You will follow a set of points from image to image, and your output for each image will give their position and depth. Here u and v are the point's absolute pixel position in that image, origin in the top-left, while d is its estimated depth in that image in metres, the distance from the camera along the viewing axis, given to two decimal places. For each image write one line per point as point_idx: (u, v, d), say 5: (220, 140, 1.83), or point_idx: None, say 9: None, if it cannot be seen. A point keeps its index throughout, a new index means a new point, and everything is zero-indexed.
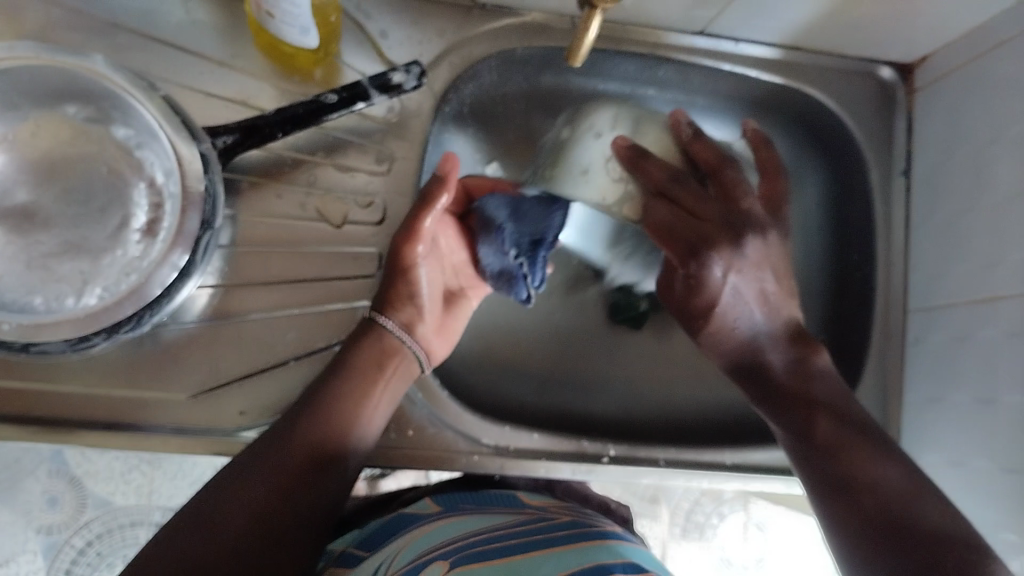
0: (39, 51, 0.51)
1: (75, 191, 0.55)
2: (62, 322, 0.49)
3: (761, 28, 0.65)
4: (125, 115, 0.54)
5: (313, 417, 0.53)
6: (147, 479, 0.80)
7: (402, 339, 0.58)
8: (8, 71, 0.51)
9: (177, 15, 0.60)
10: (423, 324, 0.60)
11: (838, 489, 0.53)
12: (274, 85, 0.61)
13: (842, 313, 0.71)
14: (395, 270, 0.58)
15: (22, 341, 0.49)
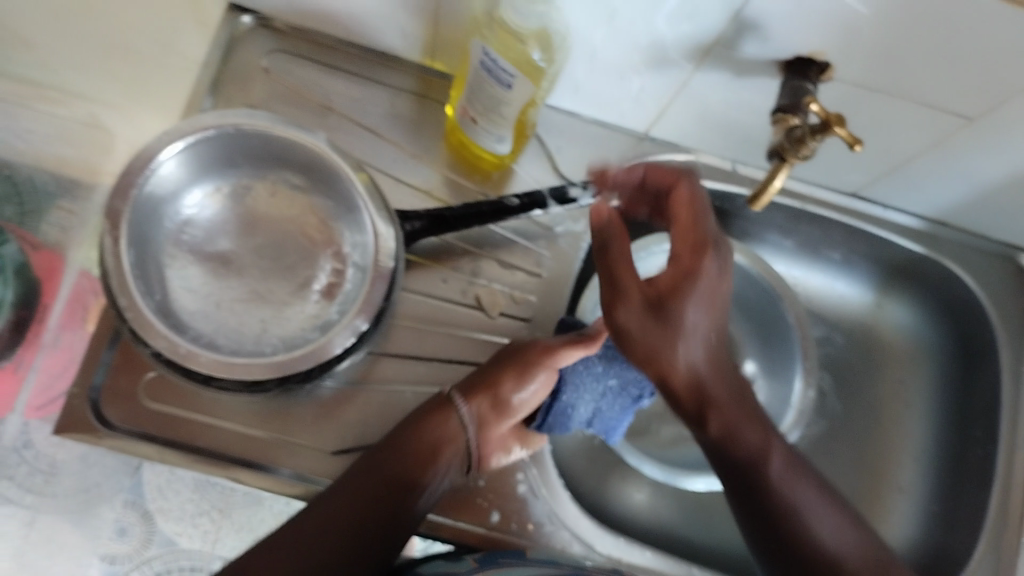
0: (274, 121, 0.58)
1: (270, 247, 0.61)
2: (252, 365, 0.54)
3: (913, 200, 0.69)
4: (329, 188, 0.61)
5: (417, 450, 0.56)
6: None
7: (464, 429, 0.58)
8: (243, 134, 0.58)
9: (382, 106, 0.66)
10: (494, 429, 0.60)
11: (776, 553, 0.55)
12: (455, 180, 0.66)
13: (961, 487, 0.71)
14: (507, 363, 0.60)
15: (209, 374, 0.53)
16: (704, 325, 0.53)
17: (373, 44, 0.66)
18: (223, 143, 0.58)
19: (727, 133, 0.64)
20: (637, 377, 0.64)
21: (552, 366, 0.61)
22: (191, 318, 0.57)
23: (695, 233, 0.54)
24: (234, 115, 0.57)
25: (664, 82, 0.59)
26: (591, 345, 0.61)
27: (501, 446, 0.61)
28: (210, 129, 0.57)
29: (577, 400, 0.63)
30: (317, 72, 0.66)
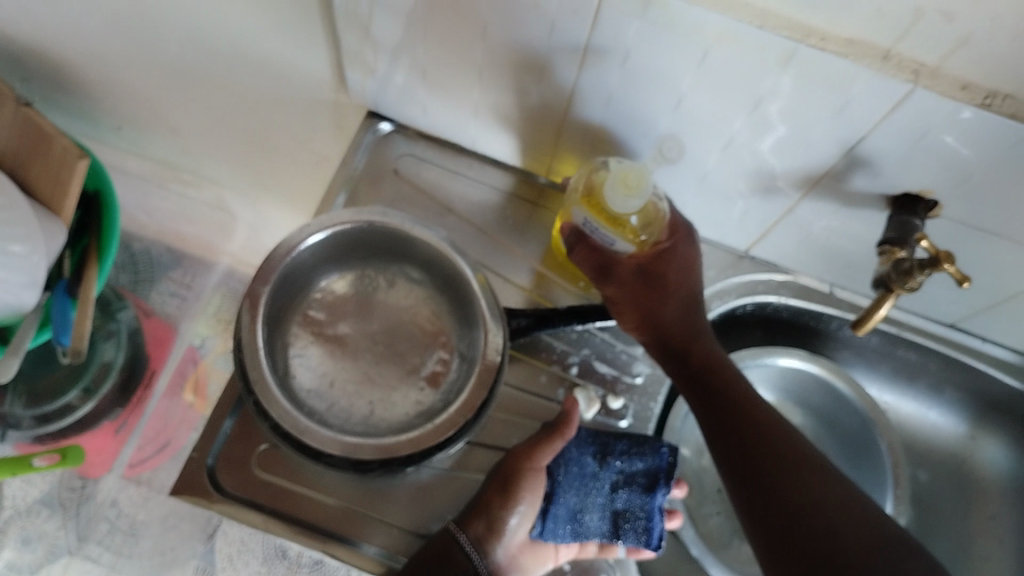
0: (406, 220, 0.62)
1: (386, 334, 0.65)
2: (363, 446, 0.56)
3: (1013, 336, 0.69)
4: (449, 287, 0.65)
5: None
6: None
7: (470, 556, 0.56)
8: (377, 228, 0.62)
9: (497, 210, 0.71)
10: (497, 547, 0.58)
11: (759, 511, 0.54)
12: (559, 282, 0.69)
13: None
14: (491, 481, 0.59)
15: (317, 449, 0.55)
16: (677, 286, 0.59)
17: (494, 154, 0.71)
18: (355, 234, 0.63)
19: (828, 257, 0.66)
20: (640, 467, 0.61)
21: (535, 470, 0.59)
22: (308, 392, 0.61)
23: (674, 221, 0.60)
24: (370, 213, 0.62)
25: (770, 207, 0.62)
26: (565, 433, 0.60)
27: (514, 565, 0.59)
28: (348, 223, 0.62)
29: (583, 503, 0.60)
30: (441, 176, 0.71)
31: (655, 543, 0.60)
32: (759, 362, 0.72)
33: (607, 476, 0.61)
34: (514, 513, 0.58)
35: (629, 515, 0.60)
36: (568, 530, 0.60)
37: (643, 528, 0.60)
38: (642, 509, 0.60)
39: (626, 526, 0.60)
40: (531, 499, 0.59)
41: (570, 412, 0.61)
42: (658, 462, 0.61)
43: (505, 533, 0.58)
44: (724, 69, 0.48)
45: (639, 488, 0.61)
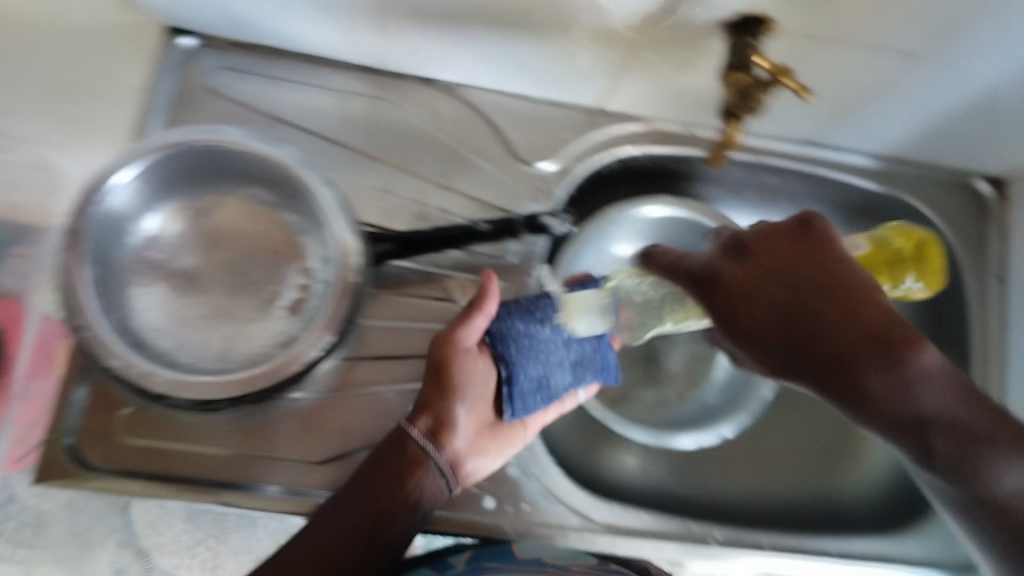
0: (242, 139, 0.57)
1: (236, 263, 0.60)
2: (207, 383, 0.53)
3: (867, 141, 0.70)
4: (297, 204, 0.60)
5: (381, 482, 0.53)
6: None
7: (425, 450, 0.54)
8: (211, 150, 0.56)
9: (329, 109, 0.65)
10: (452, 439, 0.56)
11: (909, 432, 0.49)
12: (411, 175, 0.65)
13: None
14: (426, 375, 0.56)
15: (163, 395, 0.52)
16: (810, 295, 0.50)
17: (316, 52, 0.64)
18: (184, 158, 0.57)
19: (680, 97, 0.64)
20: (587, 317, 0.60)
21: (466, 354, 0.56)
22: (157, 336, 0.56)
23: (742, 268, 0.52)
24: (201, 133, 0.56)
25: (610, 55, 0.59)
26: (483, 309, 0.56)
27: (476, 448, 0.59)
28: (177, 145, 0.55)
29: (547, 370, 0.58)
30: (262, 85, 0.65)
31: (612, 373, 0.62)
32: (625, 217, 0.71)
33: (560, 333, 0.58)
34: (460, 405, 0.56)
35: (586, 361, 0.60)
36: (535, 398, 0.59)
37: (599, 364, 0.61)
38: (595, 350, 0.61)
39: (591, 370, 0.61)
40: (473, 384, 0.56)
41: (488, 287, 0.57)
42: (599, 302, 0.60)
43: (456, 425, 0.56)
44: None
45: (586, 330, 0.60)
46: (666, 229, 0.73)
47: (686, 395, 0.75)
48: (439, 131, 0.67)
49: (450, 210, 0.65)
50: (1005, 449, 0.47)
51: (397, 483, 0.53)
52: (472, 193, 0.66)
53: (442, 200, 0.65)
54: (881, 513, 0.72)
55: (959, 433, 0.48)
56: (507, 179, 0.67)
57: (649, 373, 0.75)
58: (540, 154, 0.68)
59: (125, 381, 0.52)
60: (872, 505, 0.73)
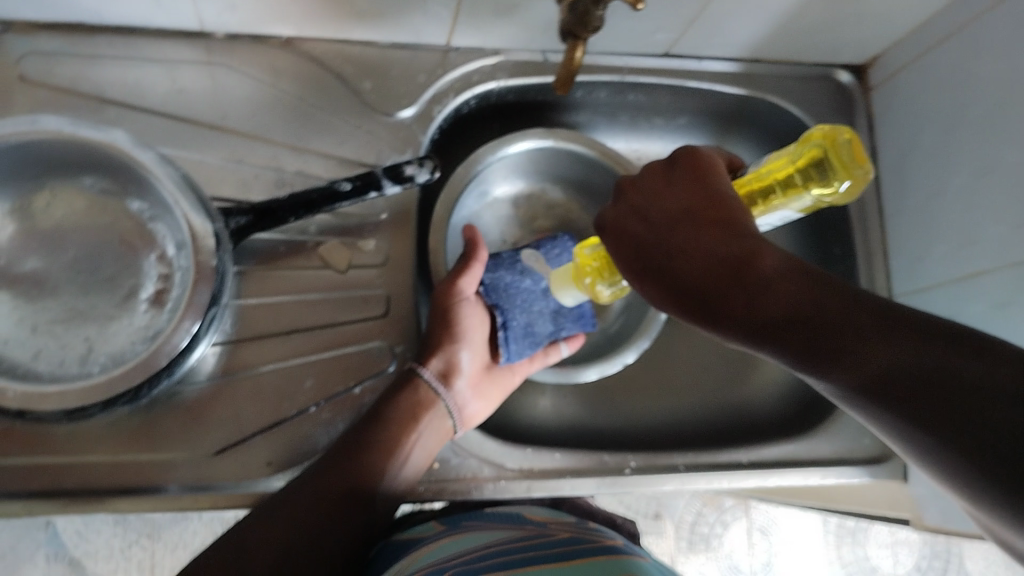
0: (61, 125, 0.52)
1: (85, 260, 0.56)
2: (65, 391, 0.50)
3: (725, 45, 0.69)
4: (140, 189, 0.56)
5: (397, 420, 0.56)
6: (149, 552, 0.80)
7: (435, 390, 0.59)
8: (28, 143, 0.52)
9: (162, 84, 0.61)
10: (458, 379, 0.61)
11: (802, 345, 0.36)
12: (264, 142, 0.62)
13: None
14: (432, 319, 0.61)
15: (21, 408, 0.49)
16: (661, 227, 0.44)
17: (138, 22, 0.60)
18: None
19: (526, 22, 0.63)
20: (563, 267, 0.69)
21: (464, 302, 0.62)
22: (6, 349, 0.53)
23: (619, 223, 0.47)
24: (14, 124, 0.51)
25: None
26: (477, 259, 0.63)
27: (476, 393, 0.63)
28: None
29: (530, 317, 0.66)
30: (81, 65, 0.60)
31: (590, 320, 0.69)
32: (497, 158, 0.70)
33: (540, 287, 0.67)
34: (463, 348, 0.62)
35: (564, 313, 0.68)
36: (525, 345, 0.65)
37: (577, 315, 0.68)
38: (572, 302, 0.68)
39: (569, 322, 0.68)
40: (473, 329, 0.63)
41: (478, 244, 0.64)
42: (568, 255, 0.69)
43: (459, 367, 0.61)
44: None
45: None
46: (539, 161, 0.73)
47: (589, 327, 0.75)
48: (283, 91, 0.63)
49: (310, 172, 0.62)
50: (873, 334, 0.34)
51: (405, 426, 0.56)
52: (330, 151, 0.63)
53: (299, 162, 0.62)
54: (789, 416, 0.74)
55: (822, 327, 0.35)
56: (367, 133, 0.64)
57: None
58: (397, 101, 0.65)
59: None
60: (781, 410, 0.74)
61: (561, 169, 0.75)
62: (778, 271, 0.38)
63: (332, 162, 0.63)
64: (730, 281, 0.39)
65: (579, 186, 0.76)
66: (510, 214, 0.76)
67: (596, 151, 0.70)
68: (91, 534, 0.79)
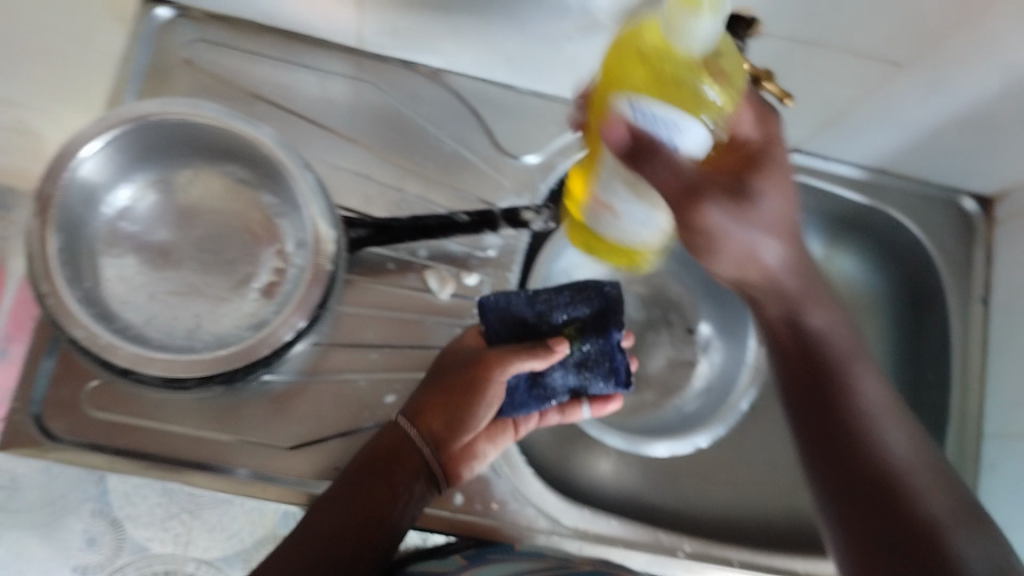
0: (219, 114, 0.56)
1: (210, 240, 0.59)
2: (172, 361, 0.53)
3: (854, 151, 0.69)
4: (275, 185, 0.59)
5: (376, 480, 0.54)
6: (186, 527, 0.66)
7: (421, 449, 0.57)
8: (186, 124, 0.56)
9: (313, 90, 0.65)
10: (451, 440, 0.58)
11: (876, 488, 0.51)
12: (394, 161, 0.65)
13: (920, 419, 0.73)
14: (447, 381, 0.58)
15: (127, 369, 0.52)
16: (781, 226, 0.53)
17: (302, 30, 0.64)
18: (158, 130, 0.56)
19: None
20: (591, 314, 0.60)
21: (494, 381, 0.58)
22: (123, 309, 0.56)
23: (764, 166, 0.53)
24: (177, 104, 0.55)
25: (596, 47, 0.59)
26: (533, 356, 0.57)
27: (472, 450, 0.60)
28: (152, 116, 0.54)
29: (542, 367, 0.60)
30: (243, 59, 0.64)
31: (623, 379, 0.60)
32: None
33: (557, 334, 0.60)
34: (473, 417, 0.58)
35: (592, 363, 0.60)
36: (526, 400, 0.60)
37: (610, 368, 0.60)
38: (601, 353, 0.60)
39: (592, 374, 0.60)
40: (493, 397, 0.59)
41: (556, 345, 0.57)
42: (605, 299, 0.59)
43: (459, 431, 0.58)
44: None
45: (590, 333, 0.60)
46: None
47: (662, 401, 0.74)
48: (421, 116, 0.66)
49: (430, 198, 0.65)
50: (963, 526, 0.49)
51: (386, 486, 0.54)
52: (452, 181, 0.65)
53: (422, 187, 0.65)
54: None
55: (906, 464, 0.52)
56: (490, 170, 0.66)
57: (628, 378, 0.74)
58: (525, 146, 0.67)
59: (87, 351, 0.51)
60: None
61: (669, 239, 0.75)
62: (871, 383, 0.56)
63: (452, 191, 0.65)
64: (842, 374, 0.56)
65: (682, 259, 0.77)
66: (610, 274, 0.77)
67: None
68: (139, 496, 0.66)
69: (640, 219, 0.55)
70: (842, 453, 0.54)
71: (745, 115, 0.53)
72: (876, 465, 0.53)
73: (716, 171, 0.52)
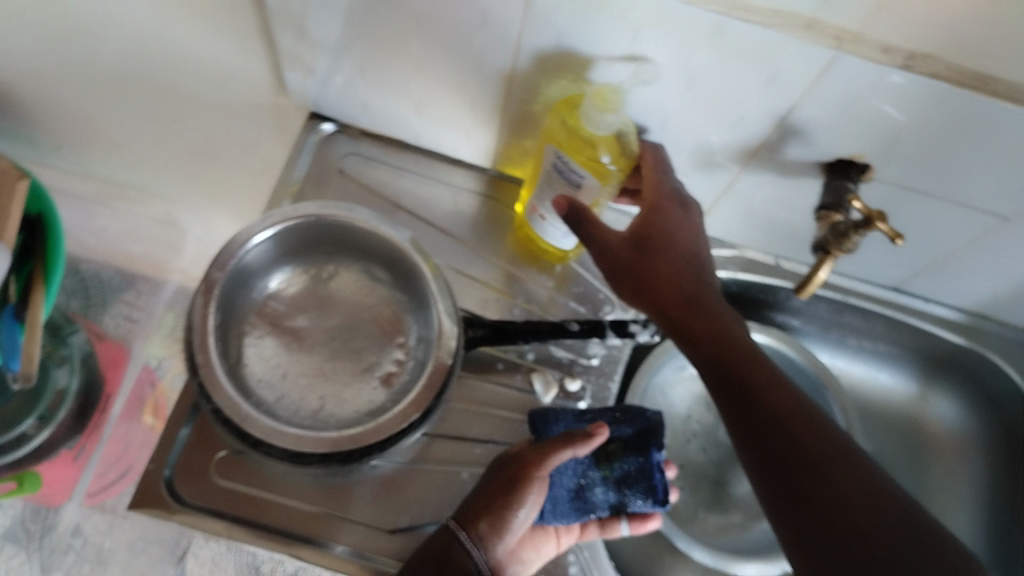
0: (369, 218, 0.63)
1: (342, 329, 0.65)
2: (302, 436, 0.57)
3: (954, 294, 0.71)
4: (406, 285, 0.65)
5: None
6: None
7: (469, 552, 0.56)
8: (338, 225, 0.63)
9: (444, 203, 0.72)
10: (498, 544, 0.58)
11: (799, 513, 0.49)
12: (512, 270, 0.70)
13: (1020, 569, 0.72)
14: (496, 481, 0.59)
15: (263, 439, 0.56)
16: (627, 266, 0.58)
17: (440, 149, 0.71)
18: (311, 228, 0.63)
19: (767, 226, 0.68)
20: (631, 431, 0.63)
21: (540, 478, 0.59)
22: (259, 385, 0.61)
23: (664, 210, 0.57)
24: (333, 207, 0.63)
25: (710, 181, 0.64)
26: (578, 448, 0.60)
27: (515, 557, 0.61)
28: (312, 215, 0.62)
29: (583, 482, 0.63)
30: (386, 173, 0.72)
31: (661, 499, 0.62)
32: None
33: (597, 453, 0.63)
34: (517, 518, 0.58)
35: (631, 480, 0.62)
36: (569, 511, 0.62)
37: (649, 487, 0.62)
38: (641, 471, 0.62)
39: (631, 490, 0.62)
40: (536, 499, 0.60)
41: (597, 434, 0.60)
42: (645, 419, 0.63)
43: (506, 533, 0.58)
44: (654, 46, 0.51)
45: (630, 450, 0.63)
46: None
47: (750, 524, 0.74)
48: None
49: (541, 306, 0.69)
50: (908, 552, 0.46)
51: None
52: (564, 293, 0.70)
53: (535, 296, 0.69)
54: None
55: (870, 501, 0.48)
56: (600, 284, 0.71)
57: (717, 497, 0.75)
58: None
59: (229, 420, 0.56)
60: None
61: None
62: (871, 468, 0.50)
63: (563, 302, 0.70)
64: (766, 393, 0.53)
65: None
66: (703, 393, 0.79)
67: (801, 353, 0.74)
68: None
69: (561, 230, 0.64)
70: (828, 470, 0.50)
71: (691, 216, 0.58)
72: (809, 478, 0.50)
73: (627, 258, 0.57)
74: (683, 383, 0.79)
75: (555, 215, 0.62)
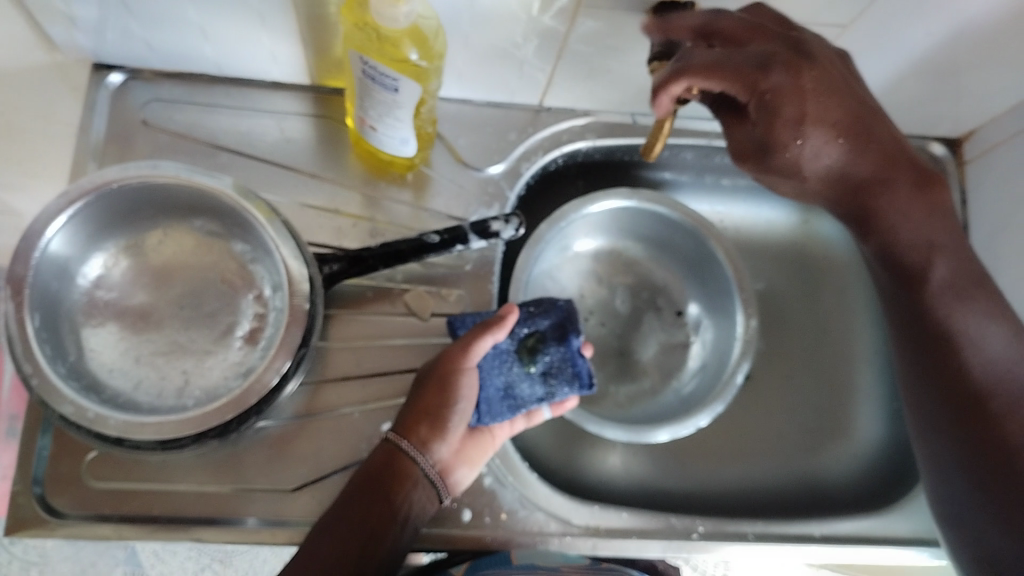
0: (180, 171, 0.57)
1: (188, 296, 0.60)
2: (163, 423, 0.52)
3: None
4: (244, 233, 0.60)
5: (378, 492, 0.54)
6: None
7: (413, 459, 0.55)
8: (148, 185, 0.57)
9: (270, 133, 0.65)
10: (440, 445, 0.57)
11: (925, 359, 0.59)
12: (361, 190, 0.65)
13: None
14: (423, 385, 0.57)
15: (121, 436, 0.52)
16: (794, 151, 0.56)
17: (252, 74, 0.64)
18: (121, 196, 0.57)
19: (615, 85, 0.64)
20: (549, 325, 0.64)
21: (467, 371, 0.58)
22: (109, 376, 0.56)
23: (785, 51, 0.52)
24: (137, 167, 0.56)
25: (544, 50, 0.59)
26: (496, 334, 0.58)
27: (464, 457, 0.59)
28: (112, 183, 0.55)
29: (510, 379, 0.62)
30: (198, 113, 0.65)
31: (587, 381, 0.62)
32: (579, 214, 0.71)
33: (520, 348, 0.63)
34: (455, 418, 0.57)
35: (555, 370, 0.63)
36: (500, 409, 0.60)
37: (572, 373, 0.63)
38: (563, 360, 0.63)
39: (559, 377, 0.62)
40: (468, 397, 0.58)
41: (508, 316, 0.58)
42: (560, 312, 0.64)
43: (447, 432, 0.57)
44: None
45: (550, 342, 0.64)
46: (618, 214, 0.74)
47: (661, 387, 0.74)
48: None
49: (399, 221, 0.65)
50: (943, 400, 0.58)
51: (379, 502, 0.53)
52: (421, 201, 0.66)
53: (390, 212, 0.65)
54: (863, 491, 0.72)
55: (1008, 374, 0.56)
56: (457, 185, 0.66)
57: (624, 367, 0.74)
58: (487, 157, 0.67)
59: (78, 426, 0.52)
60: (858, 484, 0.72)
61: (644, 227, 0.76)
62: (995, 332, 0.57)
63: (421, 211, 0.65)
64: (923, 277, 0.59)
65: (656, 244, 0.77)
66: (592, 269, 0.77)
67: (675, 209, 0.71)
68: None
69: (397, 138, 0.59)
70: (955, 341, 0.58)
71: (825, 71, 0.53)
72: (956, 349, 0.58)
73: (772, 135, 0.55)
74: (569, 263, 0.76)
75: (384, 123, 0.57)
